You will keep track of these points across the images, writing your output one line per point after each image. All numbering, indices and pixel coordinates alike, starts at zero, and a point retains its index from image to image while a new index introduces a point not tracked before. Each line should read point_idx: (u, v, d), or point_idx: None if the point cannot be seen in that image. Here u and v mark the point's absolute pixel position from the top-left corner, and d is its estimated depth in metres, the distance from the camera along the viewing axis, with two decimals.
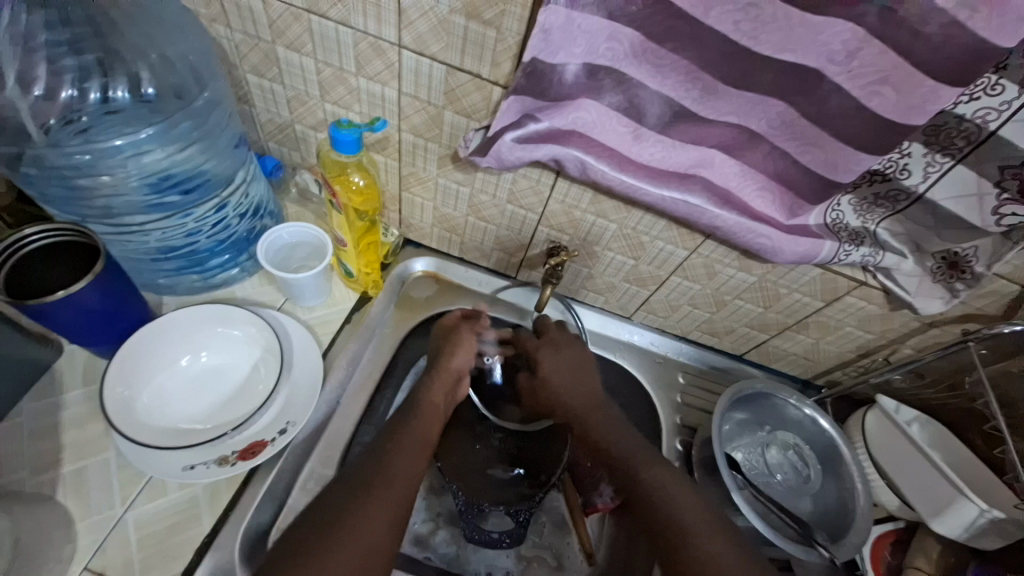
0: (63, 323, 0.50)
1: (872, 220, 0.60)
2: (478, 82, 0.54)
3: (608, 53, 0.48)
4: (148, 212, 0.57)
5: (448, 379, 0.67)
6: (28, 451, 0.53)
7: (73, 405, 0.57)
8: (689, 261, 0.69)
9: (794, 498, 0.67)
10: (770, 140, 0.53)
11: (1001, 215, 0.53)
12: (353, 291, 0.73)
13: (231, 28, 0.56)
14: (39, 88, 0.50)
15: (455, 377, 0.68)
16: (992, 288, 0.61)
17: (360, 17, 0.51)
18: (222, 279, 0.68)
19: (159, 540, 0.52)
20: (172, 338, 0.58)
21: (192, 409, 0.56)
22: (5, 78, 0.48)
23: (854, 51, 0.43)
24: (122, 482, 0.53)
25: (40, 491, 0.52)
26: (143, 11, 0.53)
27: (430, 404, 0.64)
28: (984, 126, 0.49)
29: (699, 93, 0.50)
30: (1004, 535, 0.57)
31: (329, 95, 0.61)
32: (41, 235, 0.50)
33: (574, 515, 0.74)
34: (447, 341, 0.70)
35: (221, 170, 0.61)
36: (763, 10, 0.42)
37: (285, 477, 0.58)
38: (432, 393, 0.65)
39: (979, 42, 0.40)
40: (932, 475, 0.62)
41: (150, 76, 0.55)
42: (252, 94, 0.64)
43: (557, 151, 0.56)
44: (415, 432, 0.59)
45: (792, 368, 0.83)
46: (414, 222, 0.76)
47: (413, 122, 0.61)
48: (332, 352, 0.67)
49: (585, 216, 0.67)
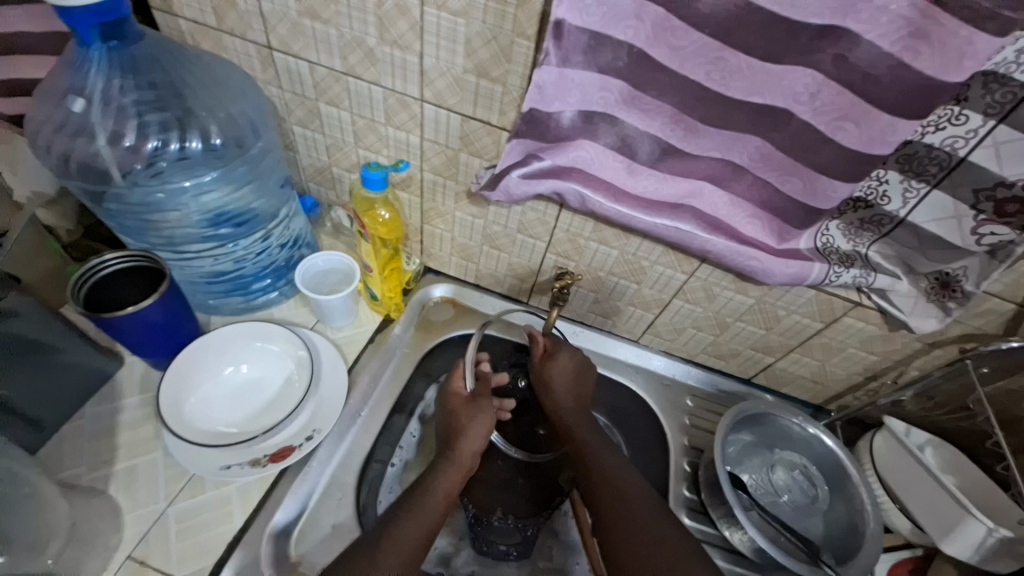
0: (129, 334, 0.59)
1: (862, 243, 0.63)
2: (488, 128, 0.62)
3: (601, 101, 0.55)
4: (205, 241, 0.67)
5: (461, 466, 0.66)
6: (88, 450, 0.62)
7: (130, 410, 0.66)
8: (689, 284, 0.73)
9: (802, 519, 0.69)
10: (752, 171, 0.58)
11: (980, 235, 0.56)
12: (376, 314, 0.80)
13: (282, 89, 0.67)
14: (128, 140, 0.61)
15: (468, 465, 0.67)
16: (987, 307, 0.62)
17: (388, 78, 0.61)
18: (262, 302, 0.77)
19: (195, 534, 0.58)
20: (217, 350, 0.66)
21: (231, 415, 0.64)
22: (101, 135, 0.60)
23: (816, 92, 0.49)
24: (167, 479, 0.61)
25: (96, 485, 0.60)
26: (213, 79, 0.65)
27: (442, 494, 0.63)
28: (954, 152, 0.52)
29: (682, 133, 0.56)
30: (1016, 556, 0.58)
31: (362, 142, 0.70)
32: (118, 259, 0.60)
33: (583, 538, 0.75)
34: (458, 423, 0.70)
35: (268, 207, 0.71)
36: (729, 61, 0.49)
37: (309, 483, 0.64)
38: (447, 482, 0.64)
39: (926, 79, 0.45)
40: (940, 495, 0.63)
41: (217, 129, 0.65)
42: (297, 142, 0.74)
43: (558, 185, 0.62)
44: (421, 520, 0.60)
45: (802, 392, 0.84)
46: (434, 251, 0.84)
47: (433, 162, 0.69)
48: (357, 369, 0.74)
49: (589, 243, 0.72)
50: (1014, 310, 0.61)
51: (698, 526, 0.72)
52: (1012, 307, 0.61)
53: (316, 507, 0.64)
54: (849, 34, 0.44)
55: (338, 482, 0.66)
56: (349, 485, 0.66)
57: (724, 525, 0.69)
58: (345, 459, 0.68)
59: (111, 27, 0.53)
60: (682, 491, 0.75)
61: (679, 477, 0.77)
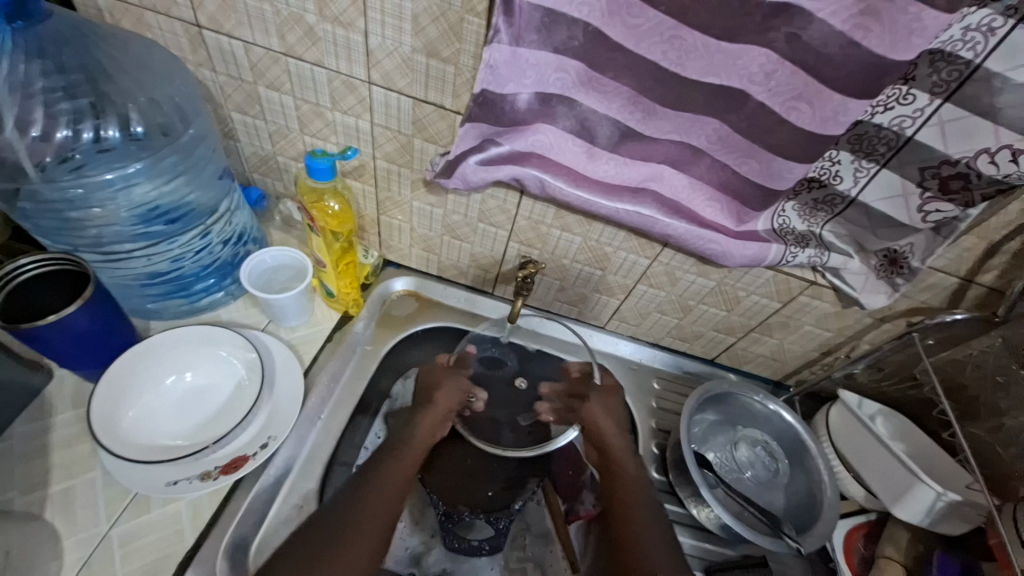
0: (52, 345, 0.53)
1: (817, 223, 0.64)
2: (442, 112, 0.59)
3: (558, 83, 0.53)
4: (136, 240, 0.62)
5: (437, 417, 0.70)
6: (17, 474, 0.57)
7: (64, 426, 0.60)
8: (652, 269, 0.73)
9: (765, 493, 0.71)
10: (711, 154, 0.58)
11: (926, 213, 0.57)
12: (334, 310, 0.77)
13: (215, 72, 0.62)
14: (37, 130, 0.55)
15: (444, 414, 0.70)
16: (932, 282, 0.65)
17: (332, 59, 0.57)
18: (206, 303, 0.72)
19: (143, 556, 0.54)
20: (159, 357, 0.61)
21: (177, 426, 0.60)
22: (5, 123, 0.53)
23: (771, 73, 0.48)
24: (108, 500, 0.57)
25: (29, 510, 0.55)
26: (132, 61, 0.58)
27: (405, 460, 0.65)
28: (902, 132, 0.53)
29: (641, 115, 0.55)
30: (963, 517, 0.62)
31: (308, 129, 0.66)
32: (36, 263, 0.54)
33: (557, 525, 0.75)
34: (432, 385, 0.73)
35: (205, 200, 0.65)
36: (685, 40, 0.47)
37: (266, 491, 0.61)
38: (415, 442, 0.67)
39: (876, 59, 0.45)
40: (892, 464, 0.66)
41: (139, 116, 0.59)
42: (237, 130, 0.69)
43: (517, 171, 0.60)
44: (382, 494, 0.60)
45: (762, 370, 0.86)
46: (393, 243, 0.80)
47: (386, 149, 0.65)
48: (314, 370, 0.71)
49: (551, 231, 0.71)
50: (956, 283, 0.64)
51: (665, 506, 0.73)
52: (955, 280, 0.64)
53: (276, 518, 0.60)
54: (803, 12, 0.44)
55: (300, 490, 0.63)
56: (310, 491, 0.63)
57: (691, 503, 0.70)
58: (306, 464, 0.65)
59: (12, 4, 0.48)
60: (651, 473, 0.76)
61: (648, 460, 0.77)
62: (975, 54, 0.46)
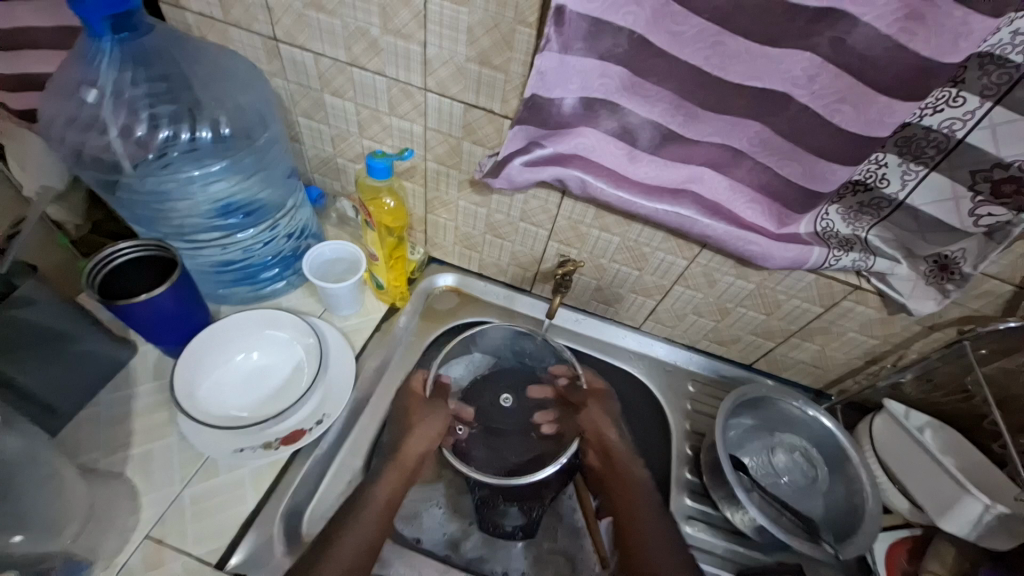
0: (141, 321, 0.60)
1: (862, 227, 0.64)
2: (491, 116, 0.63)
3: (602, 88, 0.56)
4: (214, 231, 0.69)
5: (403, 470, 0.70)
6: (105, 435, 0.63)
7: (143, 397, 0.67)
8: (690, 270, 0.74)
9: (803, 499, 0.70)
10: (753, 157, 0.59)
11: (978, 217, 0.56)
12: (382, 302, 0.81)
13: (287, 80, 0.68)
14: (140, 130, 0.63)
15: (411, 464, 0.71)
16: (985, 289, 0.63)
17: (392, 68, 0.62)
18: (269, 292, 0.78)
19: (210, 515, 0.60)
20: (229, 337, 0.68)
21: (242, 399, 0.66)
22: (115, 125, 0.62)
23: (814, 76, 0.49)
24: (181, 463, 0.63)
25: (113, 468, 0.61)
26: (220, 71, 0.66)
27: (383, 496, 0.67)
28: (952, 135, 0.53)
29: (683, 119, 0.57)
30: (1014, 534, 0.59)
31: (366, 132, 0.71)
32: (131, 248, 0.61)
33: (586, 519, 0.74)
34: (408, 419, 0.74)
35: (274, 197, 0.72)
36: (728, 46, 0.49)
37: (318, 465, 0.66)
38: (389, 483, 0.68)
39: (923, 60, 0.46)
40: (939, 475, 0.64)
41: (227, 119, 0.67)
42: (302, 133, 0.75)
43: (560, 172, 0.63)
44: (379, 501, 0.66)
45: (803, 377, 0.85)
46: (438, 241, 0.85)
47: (437, 151, 0.70)
48: (364, 356, 0.76)
49: (590, 230, 0.73)
50: (1012, 291, 0.62)
51: (697, 507, 0.73)
52: (1010, 288, 0.62)
53: (326, 491, 0.66)
54: (847, 17, 0.45)
55: (347, 467, 0.68)
56: (354, 467, 0.68)
57: (724, 505, 0.70)
58: (354, 442, 0.70)
59: (121, 18, 0.54)
60: (684, 473, 0.76)
61: (681, 460, 0.78)
62: None
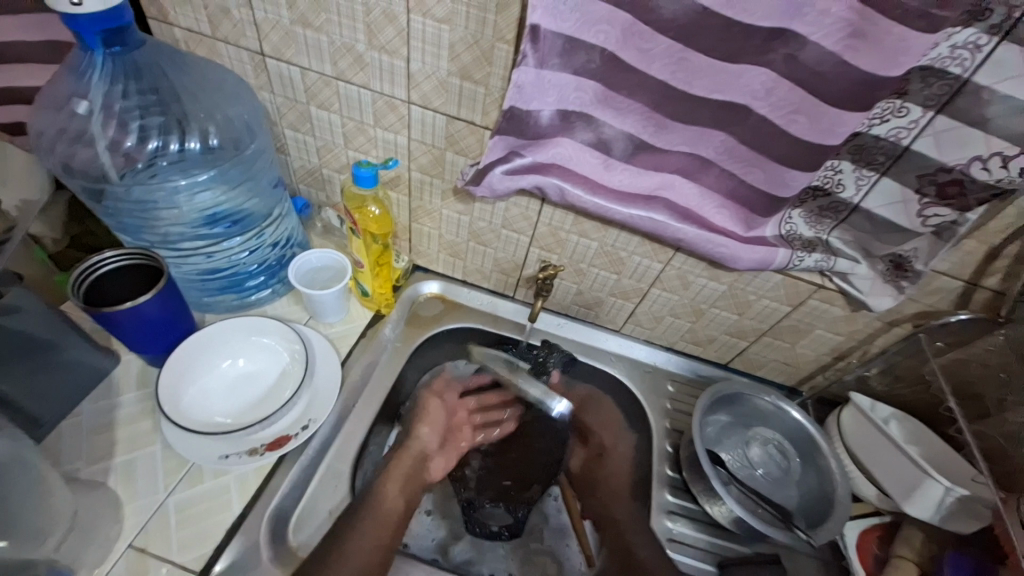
0: (125, 328, 0.60)
1: (823, 230, 0.68)
2: (472, 127, 0.66)
3: (576, 101, 0.59)
4: (201, 239, 0.70)
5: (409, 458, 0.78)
6: (86, 445, 0.63)
7: (127, 406, 0.67)
8: (665, 273, 0.77)
9: (776, 489, 0.74)
10: (719, 164, 0.63)
11: (926, 217, 0.61)
12: (367, 309, 0.83)
13: (273, 94, 0.70)
14: (132, 140, 0.65)
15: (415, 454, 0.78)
16: (937, 285, 0.68)
17: (377, 82, 0.65)
18: (254, 300, 0.78)
19: (195, 522, 0.60)
20: (216, 344, 0.68)
21: (228, 406, 0.66)
22: (106, 135, 0.64)
23: (771, 89, 0.53)
24: (166, 471, 0.63)
25: (95, 477, 0.61)
26: (209, 84, 0.68)
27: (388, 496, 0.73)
28: (898, 142, 0.57)
29: (653, 129, 0.61)
30: (974, 514, 0.63)
31: (351, 143, 0.74)
32: (117, 256, 0.62)
33: (573, 519, 0.83)
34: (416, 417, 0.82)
35: (262, 206, 0.73)
36: (692, 62, 0.53)
37: (305, 471, 0.67)
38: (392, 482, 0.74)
39: (866, 75, 0.50)
40: (902, 461, 0.68)
41: (216, 130, 0.69)
42: (288, 144, 0.77)
43: (539, 180, 0.66)
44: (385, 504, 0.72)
45: (776, 375, 0.88)
46: (423, 249, 0.87)
47: (420, 162, 0.73)
48: (349, 363, 0.76)
49: (570, 236, 0.76)
50: (961, 287, 0.67)
51: (679, 502, 0.75)
52: (959, 284, 0.66)
53: (314, 495, 0.66)
54: (797, 36, 0.49)
55: (334, 472, 0.69)
56: (341, 472, 0.69)
57: (705, 499, 0.72)
58: (341, 447, 0.71)
59: (114, 34, 0.56)
60: (665, 470, 0.78)
61: (662, 458, 0.80)
62: (963, 69, 0.51)
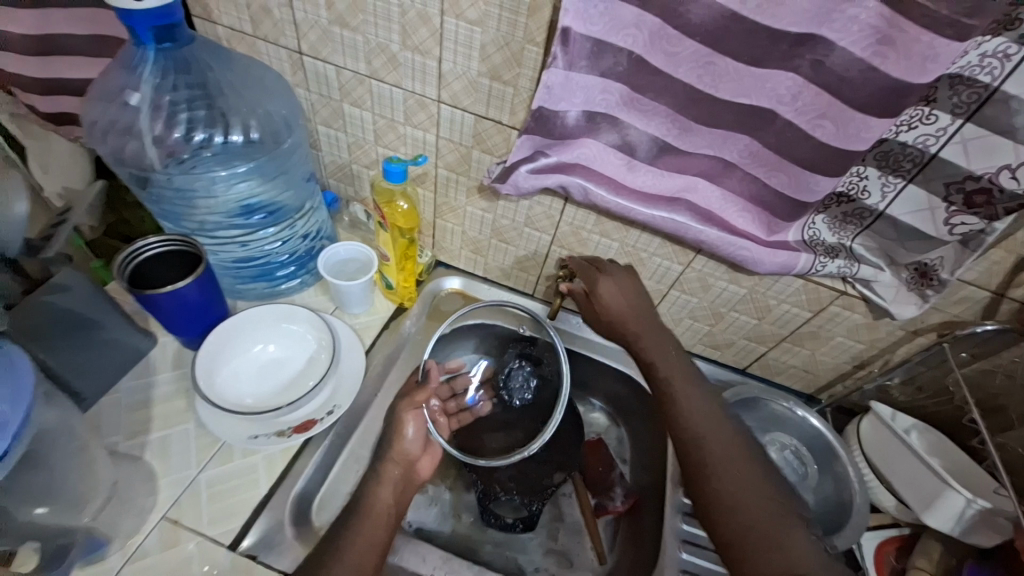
0: (165, 310, 0.63)
1: (847, 236, 0.68)
2: (500, 127, 0.68)
3: (602, 103, 0.61)
4: (238, 228, 0.73)
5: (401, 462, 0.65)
6: (125, 420, 0.66)
7: (163, 385, 0.70)
8: (685, 275, 0.78)
9: (794, 494, 0.74)
10: (742, 168, 0.63)
11: (952, 225, 0.60)
12: (391, 302, 0.85)
13: (309, 91, 0.73)
14: (180, 132, 0.70)
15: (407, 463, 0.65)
16: (964, 295, 0.67)
17: (409, 82, 0.67)
18: (285, 288, 0.82)
19: (225, 498, 0.63)
20: (249, 330, 0.71)
21: (258, 389, 0.69)
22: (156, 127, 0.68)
23: (797, 94, 0.54)
24: (199, 448, 0.66)
25: (133, 451, 0.64)
26: (252, 80, 0.71)
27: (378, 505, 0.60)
28: (926, 149, 0.57)
29: (678, 132, 0.62)
30: (995, 528, 0.62)
31: (381, 141, 0.76)
32: (160, 243, 0.65)
33: (587, 517, 0.79)
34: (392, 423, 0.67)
35: (297, 198, 0.77)
36: (718, 66, 0.54)
37: (328, 455, 0.69)
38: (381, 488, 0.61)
39: (894, 81, 0.50)
40: (922, 471, 0.67)
41: (257, 124, 0.72)
42: (321, 141, 0.80)
43: (563, 179, 0.67)
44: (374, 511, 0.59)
45: (794, 382, 0.88)
46: (446, 245, 0.89)
47: (447, 159, 0.75)
48: (373, 351, 0.80)
49: (591, 236, 0.77)
50: (989, 297, 0.66)
51: None
52: (987, 294, 0.66)
53: (336, 479, 0.69)
54: (825, 41, 0.50)
55: (355, 457, 0.71)
56: (361, 458, 0.71)
57: None
58: (362, 434, 0.73)
59: (164, 29, 0.58)
60: None
61: None
62: (992, 77, 0.51)
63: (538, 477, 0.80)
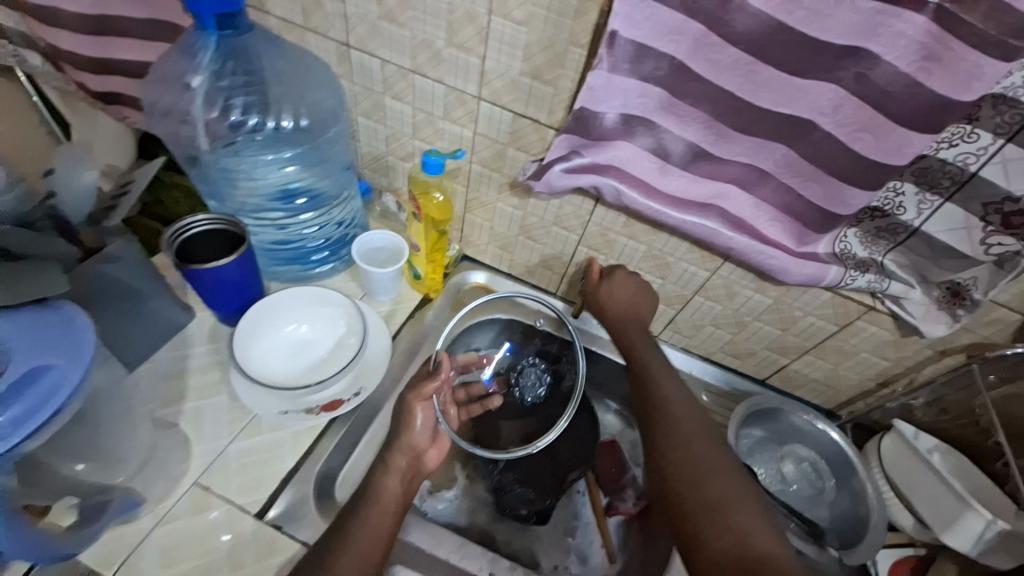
0: (207, 285, 0.66)
1: (878, 251, 0.68)
2: (537, 125, 0.69)
3: (641, 106, 0.62)
4: (279, 210, 0.76)
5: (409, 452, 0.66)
6: (162, 389, 0.69)
7: (198, 357, 0.72)
8: (711, 282, 0.78)
9: (809, 507, 0.74)
10: (777, 177, 0.64)
11: (988, 245, 0.61)
12: (416, 292, 0.87)
13: (353, 82, 0.75)
14: (235, 116, 0.73)
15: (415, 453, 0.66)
16: (996, 317, 0.66)
17: (452, 78, 0.69)
18: (316, 273, 0.83)
19: (253, 469, 0.65)
20: (283, 310, 0.73)
21: (288, 368, 0.71)
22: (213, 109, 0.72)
23: (838, 106, 0.54)
24: (229, 420, 0.68)
25: (168, 418, 0.67)
26: (304, 69, 0.74)
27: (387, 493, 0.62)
28: (966, 168, 0.57)
29: (714, 138, 0.62)
30: (1013, 552, 0.61)
31: (419, 134, 0.78)
32: (205, 220, 0.68)
33: (597, 515, 0.80)
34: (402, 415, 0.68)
35: (337, 186, 0.79)
36: (760, 75, 0.55)
37: (351, 436, 0.71)
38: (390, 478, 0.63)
39: (939, 97, 0.50)
40: (941, 489, 0.67)
41: (307, 112, 0.75)
42: (360, 132, 0.82)
43: (596, 180, 0.68)
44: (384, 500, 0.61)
45: (814, 396, 0.88)
46: (473, 240, 0.90)
47: (482, 155, 0.76)
48: (398, 338, 0.82)
49: (619, 238, 0.78)
50: (1021, 320, 0.65)
51: None
52: (1020, 317, 0.65)
53: (357, 459, 0.70)
54: (870, 55, 0.50)
55: (377, 439, 0.73)
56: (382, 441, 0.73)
57: None
58: (384, 418, 0.74)
59: (226, 17, 0.61)
60: None
61: None
62: None
63: (548, 475, 0.79)
